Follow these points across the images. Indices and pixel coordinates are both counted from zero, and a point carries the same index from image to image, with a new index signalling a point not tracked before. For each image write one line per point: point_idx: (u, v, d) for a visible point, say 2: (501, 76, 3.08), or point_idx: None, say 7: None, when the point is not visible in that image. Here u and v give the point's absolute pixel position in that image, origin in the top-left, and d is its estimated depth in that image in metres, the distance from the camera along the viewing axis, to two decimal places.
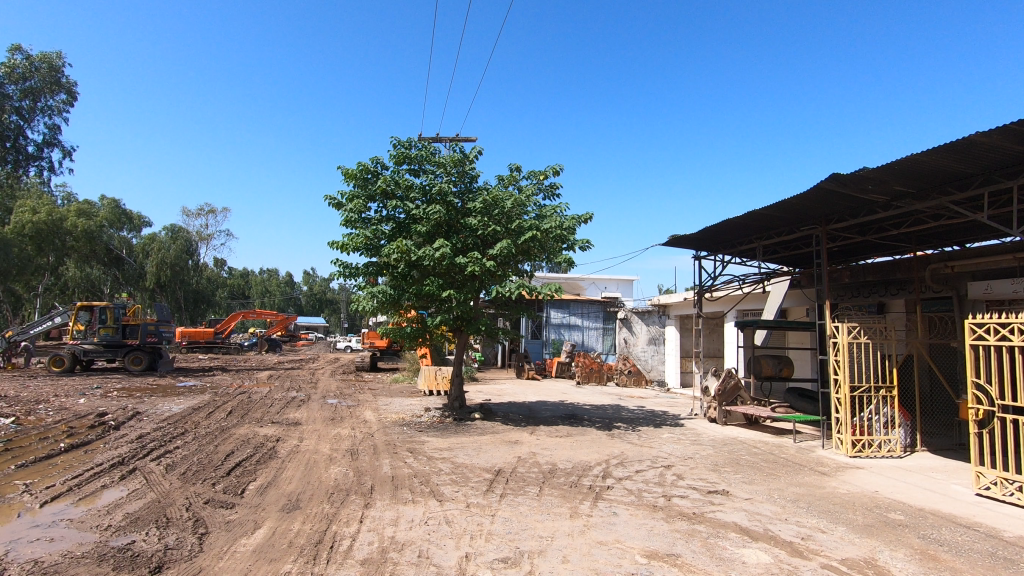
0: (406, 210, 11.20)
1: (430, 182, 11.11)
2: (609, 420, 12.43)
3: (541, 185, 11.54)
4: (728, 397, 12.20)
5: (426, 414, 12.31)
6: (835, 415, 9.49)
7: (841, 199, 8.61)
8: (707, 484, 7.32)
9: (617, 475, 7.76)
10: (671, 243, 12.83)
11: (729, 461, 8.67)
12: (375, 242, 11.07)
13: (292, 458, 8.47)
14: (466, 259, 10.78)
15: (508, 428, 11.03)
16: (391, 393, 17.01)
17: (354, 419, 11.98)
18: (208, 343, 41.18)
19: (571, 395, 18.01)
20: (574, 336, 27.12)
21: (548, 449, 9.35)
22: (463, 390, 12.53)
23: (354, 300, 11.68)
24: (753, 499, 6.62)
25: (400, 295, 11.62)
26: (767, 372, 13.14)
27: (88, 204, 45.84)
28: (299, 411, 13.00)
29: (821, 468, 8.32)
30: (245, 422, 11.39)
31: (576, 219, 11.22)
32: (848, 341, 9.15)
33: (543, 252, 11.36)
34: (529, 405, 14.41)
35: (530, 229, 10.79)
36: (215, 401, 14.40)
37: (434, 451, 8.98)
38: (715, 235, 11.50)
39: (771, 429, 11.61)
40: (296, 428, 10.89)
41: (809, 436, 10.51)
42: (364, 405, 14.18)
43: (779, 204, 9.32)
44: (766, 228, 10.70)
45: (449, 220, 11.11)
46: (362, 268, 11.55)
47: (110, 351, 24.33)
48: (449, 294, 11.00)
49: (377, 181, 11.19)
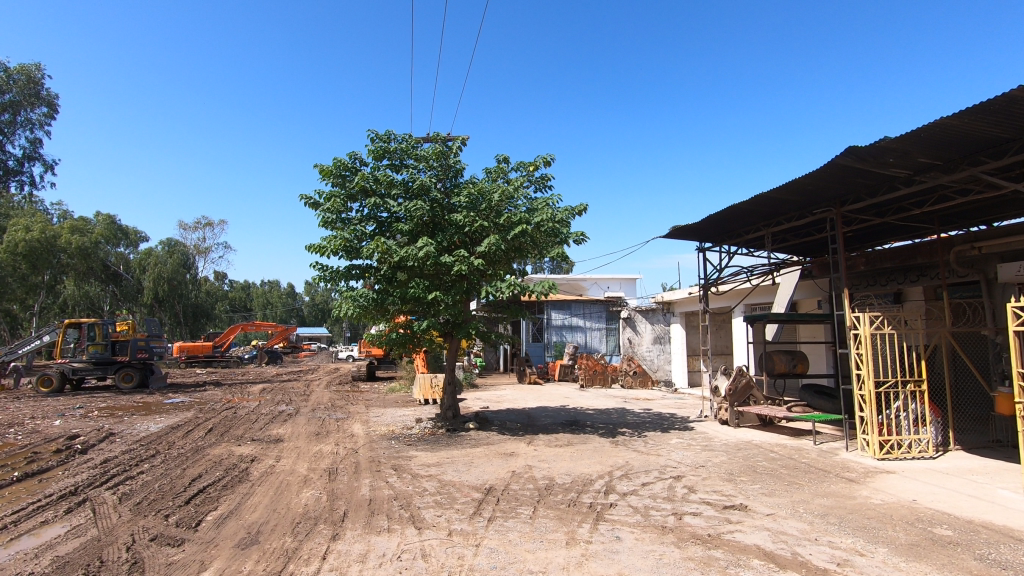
0: (388, 208, 10.45)
1: (412, 177, 10.39)
2: (612, 426, 11.62)
3: (531, 176, 10.80)
4: (740, 397, 11.38)
5: (418, 425, 11.53)
6: (859, 414, 8.65)
7: (858, 175, 7.83)
8: (723, 497, 6.51)
9: (621, 490, 6.96)
10: (673, 235, 12.05)
11: (745, 469, 7.84)
12: (355, 243, 10.30)
13: (263, 481, 7.70)
14: (452, 258, 10.01)
15: (504, 439, 10.25)
16: (385, 404, 16.22)
17: (339, 434, 11.21)
18: (206, 357, 40.51)
19: (574, 399, 17.19)
20: (577, 338, 26.30)
21: (546, 461, 8.56)
22: (456, 399, 11.77)
23: (335, 307, 10.90)
24: (777, 516, 5.81)
25: (385, 299, 10.85)
26: (780, 369, 12.32)
27: (83, 220, 45.45)
28: (283, 426, 12.24)
29: (848, 474, 7.49)
30: (222, 441, 10.61)
31: (570, 210, 10.45)
32: (870, 333, 8.36)
33: (535, 248, 10.59)
34: (528, 412, 13.61)
35: (520, 223, 10.03)
36: (197, 418, 13.65)
37: (420, 468, 8.19)
38: (719, 223, 10.72)
39: (788, 430, 10.76)
40: (276, 446, 10.12)
41: (830, 437, 9.66)
42: (354, 417, 13.41)
43: (790, 185, 8.55)
44: (775, 214, 9.92)
45: (434, 217, 10.35)
46: (343, 272, 10.78)
47: (100, 368, 23.66)
48: (436, 297, 10.21)
49: (356, 178, 10.44)
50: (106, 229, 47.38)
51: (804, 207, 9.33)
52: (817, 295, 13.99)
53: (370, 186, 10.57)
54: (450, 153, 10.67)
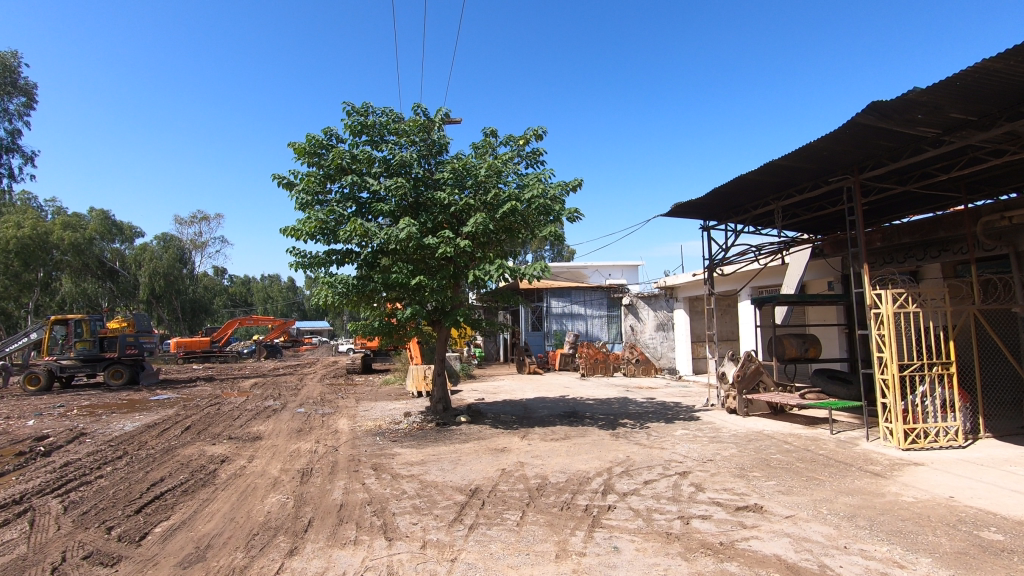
0: (367, 187, 9.70)
1: (392, 153, 9.62)
2: (613, 417, 10.93)
3: (522, 151, 10.02)
4: (749, 384, 10.66)
5: (406, 419, 10.85)
6: (881, 400, 7.90)
7: (881, 135, 7.05)
8: (735, 497, 5.80)
9: (620, 489, 6.25)
10: (675, 212, 11.28)
11: (758, 463, 7.13)
12: (332, 226, 9.58)
13: (229, 484, 7.02)
14: (436, 239, 9.27)
15: (496, 433, 9.56)
16: (377, 397, 15.56)
17: (322, 430, 10.54)
18: (204, 353, 39.93)
19: (574, 389, 16.49)
20: (577, 326, 25.54)
21: (539, 457, 7.87)
22: (447, 390, 11.08)
23: (314, 296, 10.19)
24: (798, 519, 5.09)
25: (367, 286, 10.13)
26: (791, 354, 11.59)
27: (76, 216, 44.87)
28: (265, 423, 11.57)
29: (871, 467, 6.77)
30: (196, 441, 9.94)
31: (563, 186, 9.67)
32: (893, 312, 7.62)
33: (527, 228, 9.84)
34: (525, 404, 12.91)
35: (509, 201, 9.28)
36: (177, 416, 12.98)
37: (402, 468, 7.50)
38: (725, 196, 9.95)
39: (801, 418, 10.03)
40: (253, 445, 9.45)
41: (847, 425, 8.94)
42: (342, 412, 12.74)
43: (804, 150, 7.78)
44: (786, 185, 9.14)
45: (416, 196, 9.61)
46: (322, 257, 10.06)
47: (89, 366, 23.03)
48: (420, 282, 9.47)
49: (332, 155, 9.67)
50: (100, 225, 46.66)
51: (819, 176, 8.55)
52: (829, 275, 13.22)
53: (348, 164, 9.83)
54: (433, 126, 9.90)
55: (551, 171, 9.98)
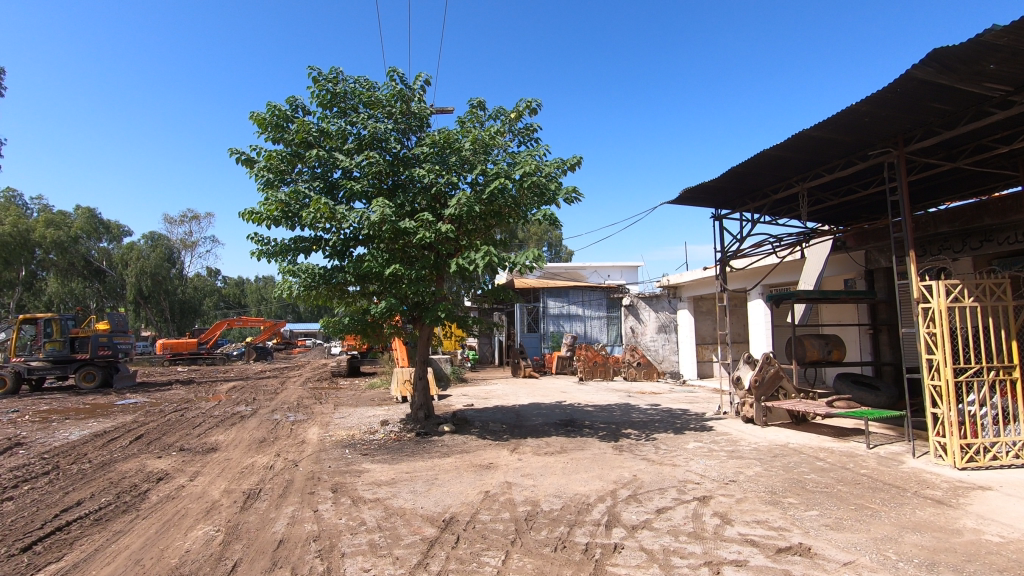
0: (336, 164, 8.52)
1: (365, 126, 8.45)
2: (615, 426, 9.75)
3: (513, 125, 8.87)
4: (767, 389, 9.49)
5: (383, 429, 9.66)
6: (931, 410, 6.72)
7: (937, 93, 5.92)
8: (772, 534, 4.61)
9: (627, 521, 5.06)
10: (684, 198, 10.15)
11: (791, 486, 5.96)
12: (297, 209, 8.38)
13: (154, 511, 5.80)
14: (414, 223, 8.10)
15: (482, 445, 8.38)
16: (357, 403, 14.35)
17: (288, 440, 9.33)
18: (191, 355, 38.62)
19: (572, 394, 15.26)
20: (575, 328, 24.33)
21: (530, 475, 6.69)
22: (429, 395, 9.91)
23: (278, 289, 9.02)
24: (860, 568, 3.92)
25: (338, 278, 8.96)
26: (812, 356, 10.45)
27: (60, 214, 43.69)
28: (227, 431, 10.36)
29: (929, 492, 5.60)
30: (142, 453, 8.71)
31: (560, 163, 8.52)
32: (946, 307, 6.50)
33: (518, 212, 8.68)
34: (517, 411, 11.72)
35: (497, 178, 8.13)
36: (132, 423, 11.72)
37: (366, 490, 6.29)
38: (742, 177, 8.81)
39: (828, 429, 8.88)
40: (203, 458, 8.23)
41: (885, 438, 7.77)
42: (315, 420, 11.52)
43: (841, 115, 6.65)
44: (814, 162, 8.01)
45: (392, 174, 8.46)
46: (286, 245, 8.89)
47: (59, 368, 21.74)
48: (396, 272, 8.27)
49: (296, 128, 8.49)
50: (86, 223, 45.37)
51: (855, 150, 7.45)
52: (850, 271, 12.13)
53: (316, 138, 8.66)
54: (412, 98, 8.75)
55: (546, 148, 8.82)
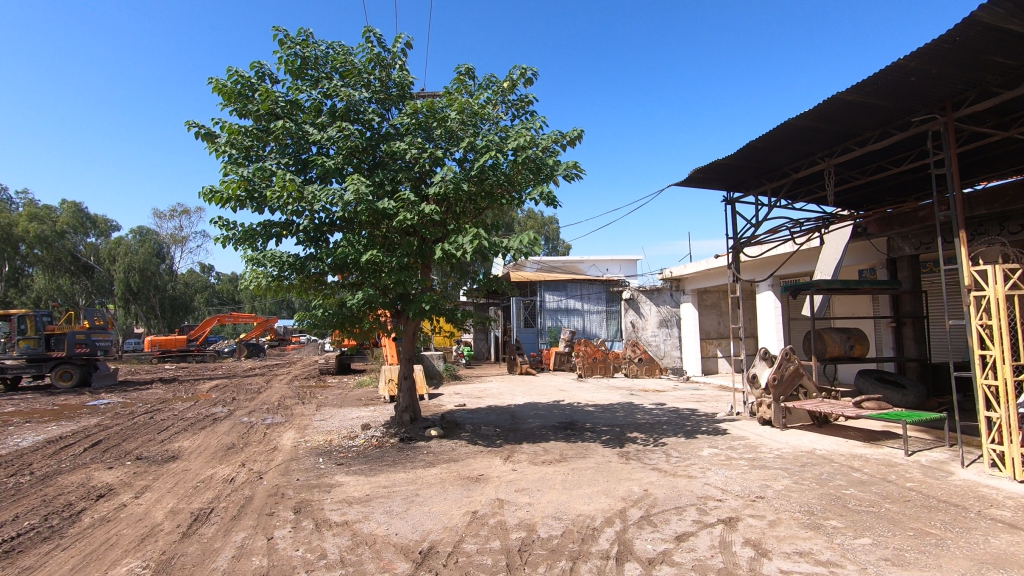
0: (306, 139, 7.60)
1: (338, 95, 7.52)
2: (619, 429, 8.89)
3: (505, 94, 7.95)
4: (786, 389, 8.64)
5: (364, 433, 8.77)
6: (985, 414, 5.86)
7: (1002, 41, 5.03)
8: (821, 572, 3.74)
9: (641, 553, 4.18)
10: (694, 178, 9.27)
11: (830, 505, 5.08)
12: (262, 189, 7.47)
13: (80, 539, 4.90)
14: (393, 203, 7.19)
15: (472, 452, 7.51)
16: (342, 403, 13.45)
17: (258, 447, 8.43)
18: (180, 351, 37.62)
19: (571, 392, 14.38)
20: (573, 322, 23.46)
21: (526, 490, 5.82)
22: (415, 396, 9.03)
23: (243, 279, 8.11)
24: None
25: (312, 267, 8.06)
26: (833, 352, 9.58)
27: (46, 208, 42.63)
28: (194, 437, 9.45)
29: (997, 513, 4.73)
30: (92, 463, 7.79)
31: (557, 137, 7.62)
32: (1003, 295, 5.64)
33: (511, 190, 7.75)
34: (512, 411, 10.85)
35: (488, 152, 7.22)
36: (95, 427, 10.78)
37: (334, 510, 5.40)
38: (761, 153, 7.94)
39: (855, 432, 8.03)
40: (158, 469, 7.32)
41: (923, 444, 6.92)
42: (293, 422, 10.62)
43: (884, 73, 5.78)
44: (844, 134, 7.14)
45: (370, 150, 7.57)
46: (253, 230, 7.98)
47: (35, 366, 20.75)
48: (373, 259, 7.34)
49: (260, 97, 7.57)
50: (73, 217, 44.11)
51: (894, 117, 6.58)
52: (870, 259, 11.28)
53: (284, 111, 7.75)
54: (392, 64, 7.83)
55: (542, 121, 7.92)
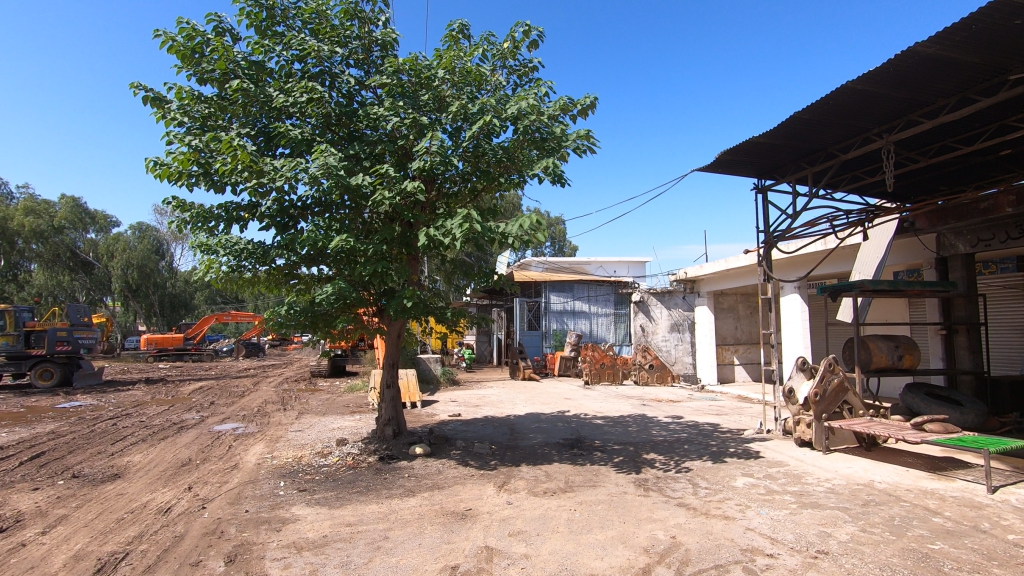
0: (270, 104, 6.50)
1: (308, 54, 6.37)
2: (633, 449, 7.69)
3: (505, 57, 6.80)
4: (831, 406, 7.40)
5: (341, 450, 7.62)
6: None
7: None
8: None
9: None
10: (722, 161, 8.07)
11: (918, 568, 3.86)
12: (215, 162, 6.32)
13: None
14: (369, 179, 6.05)
15: (461, 477, 6.35)
16: (327, 411, 12.31)
17: (215, 465, 7.28)
18: (177, 350, 36.70)
19: (577, 401, 13.19)
20: (579, 326, 22.24)
21: (523, 534, 4.62)
22: (399, 406, 7.89)
23: (197, 271, 6.97)
24: None
25: (278, 257, 6.91)
26: (880, 363, 8.37)
27: (44, 203, 41.88)
28: (149, 450, 8.30)
29: None
30: (17, 482, 6.67)
31: (564, 104, 6.46)
32: None
33: (510, 167, 6.59)
34: (511, 424, 9.67)
35: (482, 118, 6.05)
36: (45, 435, 9.64)
37: (278, 558, 4.25)
38: (807, 129, 6.77)
39: (913, 459, 6.80)
40: (89, 492, 6.19)
41: (1007, 479, 5.69)
42: (266, 433, 9.48)
43: (981, 15, 4.57)
44: (913, 102, 5.97)
45: (347, 120, 6.44)
46: (211, 213, 6.86)
47: (13, 364, 19.72)
48: (346, 245, 6.19)
49: (218, 55, 6.45)
50: (72, 212, 43.16)
51: (981, 79, 5.41)
52: (916, 258, 10.03)
53: (246, 73, 6.63)
54: (374, 20, 6.70)
55: (549, 88, 6.78)
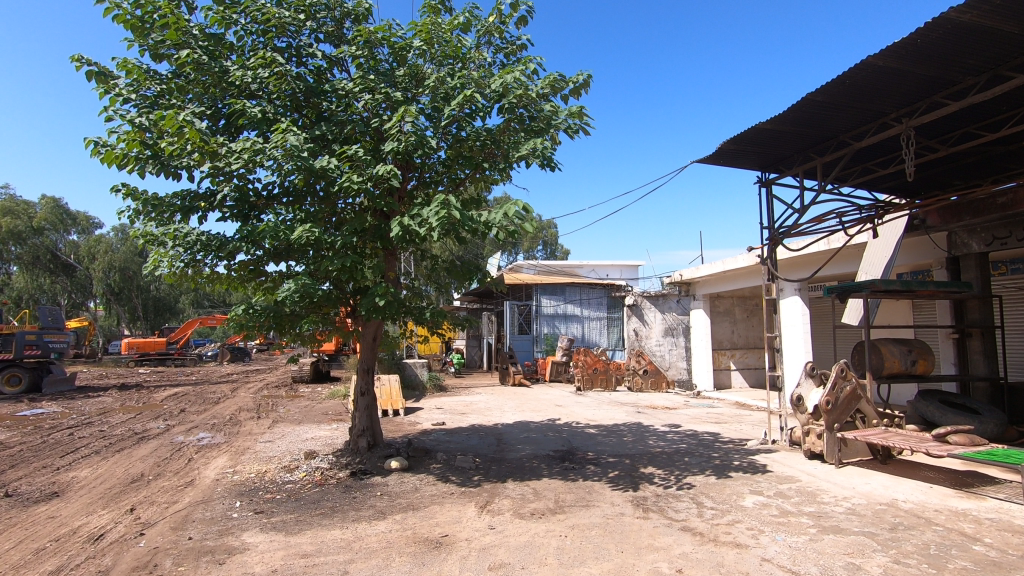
0: (227, 80, 5.87)
1: (270, 24, 5.74)
2: (629, 462, 7.06)
3: (489, 31, 6.19)
4: (843, 416, 6.83)
5: (309, 464, 6.94)
6: None
7: None
8: None
9: None
10: (725, 151, 7.51)
11: None
12: (164, 143, 5.65)
13: None
14: (335, 162, 5.42)
15: (438, 496, 5.69)
16: (303, 419, 11.58)
17: (168, 482, 6.55)
18: (159, 355, 35.66)
19: (569, 408, 12.54)
20: (572, 330, 21.65)
21: (505, 568, 3.97)
22: (374, 415, 7.21)
23: (148, 265, 6.29)
24: None
25: (237, 251, 6.22)
26: (892, 369, 7.79)
27: (25, 203, 40.79)
28: (99, 464, 7.55)
29: None
30: None
31: (554, 81, 5.85)
32: None
33: (494, 150, 5.96)
34: (498, 434, 9.00)
35: (462, 95, 5.44)
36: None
37: None
38: (819, 114, 6.24)
39: (934, 473, 6.23)
40: (17, 515, 5.46)
41: None
42: (232, 444, 8.75)
43: None
44: (938, 81, 5.45)
45: (313, 98, 5.81)
46: (165, 202, 6.21)
47: None
48: (309, 236, 5.53)
49: (170, 25, 5.80)
50: (53, 213, 42.02)
51: (1017, 52, 4.88)
52: (926, 258, 9.50)
53: (203, 47, 5.97)
54: None
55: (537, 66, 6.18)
